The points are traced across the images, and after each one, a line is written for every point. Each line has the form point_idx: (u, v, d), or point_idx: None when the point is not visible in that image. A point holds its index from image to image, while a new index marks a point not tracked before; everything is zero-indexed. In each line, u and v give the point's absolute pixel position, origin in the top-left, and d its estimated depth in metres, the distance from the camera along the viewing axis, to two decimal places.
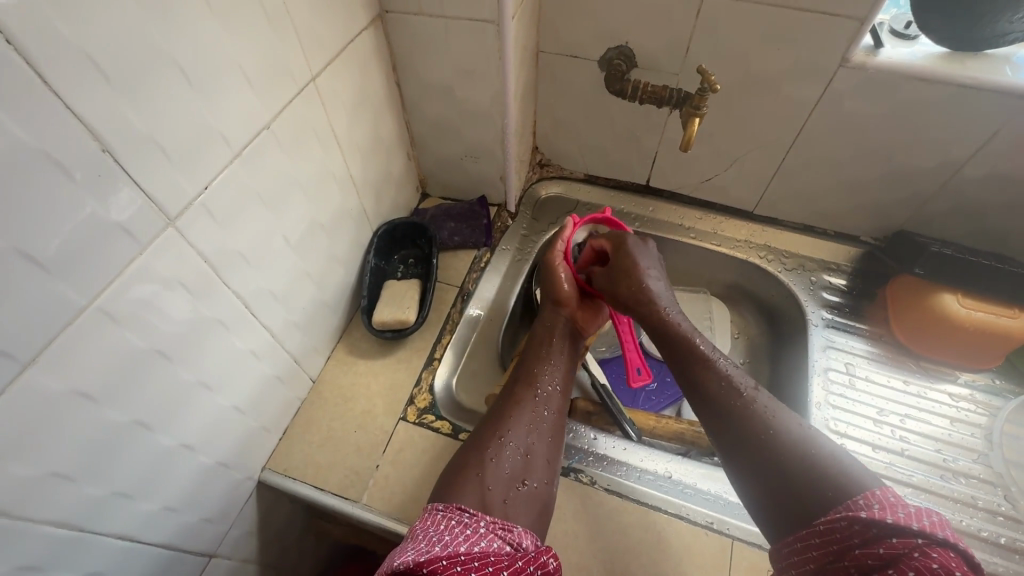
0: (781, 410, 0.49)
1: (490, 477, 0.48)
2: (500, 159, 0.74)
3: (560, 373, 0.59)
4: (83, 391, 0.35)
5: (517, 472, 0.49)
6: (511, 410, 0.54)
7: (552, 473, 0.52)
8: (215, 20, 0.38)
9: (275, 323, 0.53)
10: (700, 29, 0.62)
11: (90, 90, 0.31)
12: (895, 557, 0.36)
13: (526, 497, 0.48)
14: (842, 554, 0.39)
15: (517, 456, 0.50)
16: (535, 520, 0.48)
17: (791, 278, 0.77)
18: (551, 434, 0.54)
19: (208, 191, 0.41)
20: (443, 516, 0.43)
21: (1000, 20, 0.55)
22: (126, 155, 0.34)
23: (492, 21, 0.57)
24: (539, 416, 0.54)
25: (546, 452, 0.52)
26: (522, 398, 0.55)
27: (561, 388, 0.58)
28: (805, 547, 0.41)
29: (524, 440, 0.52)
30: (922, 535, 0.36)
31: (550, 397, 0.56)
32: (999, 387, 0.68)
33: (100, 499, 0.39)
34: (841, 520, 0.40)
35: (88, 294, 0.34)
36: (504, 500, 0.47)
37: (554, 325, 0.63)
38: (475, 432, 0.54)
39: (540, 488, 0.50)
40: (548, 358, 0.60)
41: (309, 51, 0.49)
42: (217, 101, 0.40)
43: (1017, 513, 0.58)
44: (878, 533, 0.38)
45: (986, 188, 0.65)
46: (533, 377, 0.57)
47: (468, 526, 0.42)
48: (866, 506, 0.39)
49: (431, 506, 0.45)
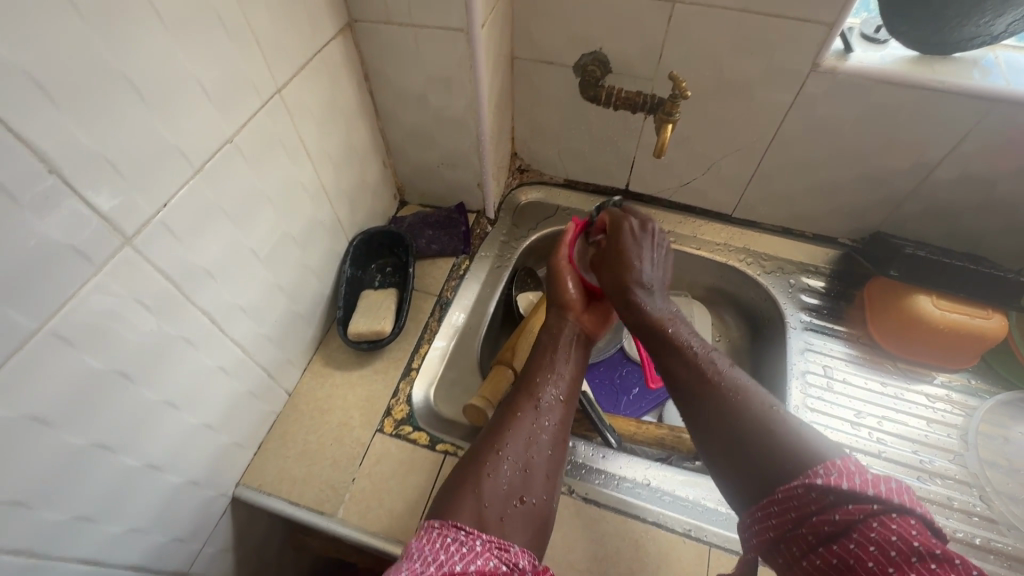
0: (751, 387, 0.48)
1: (488, 492, 0.47)
2: (477, 166, 0.74)
3: (563, 383, 0.57)
4: (39, 416, 0.34)
5: (515, 488, 0.48)
6: (510, 422, 0.52)
7: (552, 488, 0.51)
8: (169, 35, 0.37)
9: (245, 337, 0.53)
10: (672, 34, 0.62)
11: (31, 109, 0.30)
12: (851, 524, 0.36)
13: (524, 516, 0.47)
14: (800, 522, 0.39)
15: (516, 471, 0.49)
16: (531, 537, 0.47)
17: (770, 280, 0.77)
18: (552, 447, 0.52)
19: (168, 208, 0.40)
20: (437, 533, 0.42)
21: (968, 23, 0.56)
22: (75, 173, 0.33)
23: (461, 29, 0.57)
24: (539, 428, 0.53)
25: (546, 468, 0.51)
26: (523, 409, 0.53)
27: (564, 398, 0.56)
28: (766, 515, 0.41)
29: (523, 455, 0.50)
30: (877, 502, 0.36)
31: (553, 407, 0.55)
32: (974, 387, 0.69)
33: (60, 524, 0.38)
34: (798, 487, 0.39)
35: (39, 316, 0.33)
36: (501, 518, 0.46)
37: (559, 332, 0.62)
38: (475, 442, 0.52)
39: (538, 505, 0.49)
40: (551, 367, 0.58)
41: (273, 63, 0.49)
42: (174, 116, 0.39)
43: (992, 513, 0.59)
44: (834, 500, 0.37)
45: (958, 190, 0.65)
46: (534, 387, 0.56)
47: (463, 544, 0.41)
48: (823, 473, 0.39)
49: (427, 525, 0.43)
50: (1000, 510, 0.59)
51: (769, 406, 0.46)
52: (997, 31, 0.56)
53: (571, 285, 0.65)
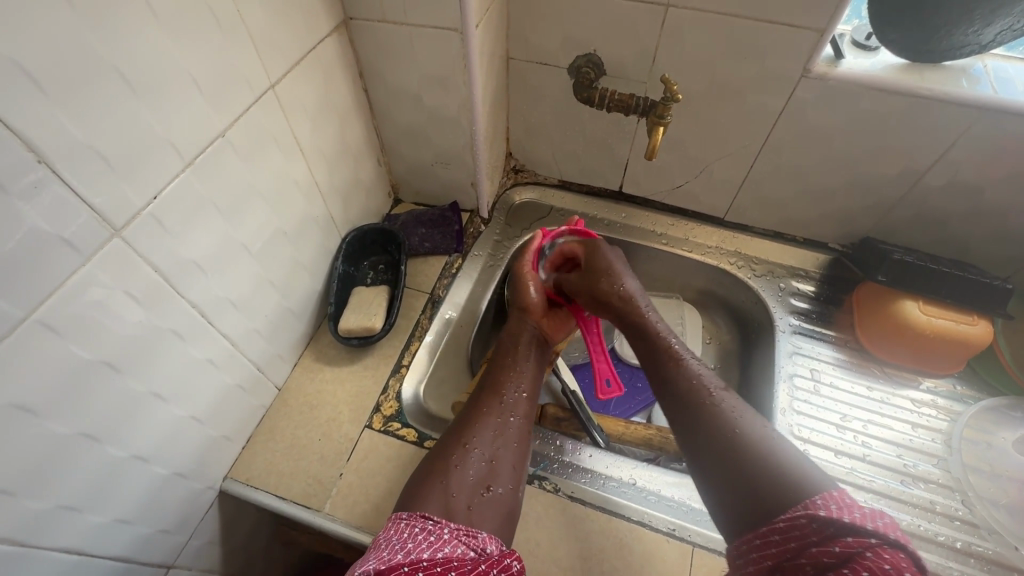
0: (744, 410, 0.50)
1: (454, 484, 0.48)
2: (471, 166, 0.74)
3: (527, 379, 0.58)
4: (24, 404, 0.35)
5: (481, 478, 0.49)
6: (476, 417, 0.53)
7: (518, 479, 0.51)
8: (160, 30, 0.38)
9: (235, 332, 0.53)
10: (665, 38, 0.63)
11: (20, 100, 0.30)
12: (849, 556, 0.36)
13: (492, 505, 0.47)
14: (799, 552, 0.39)
15: (482, 463, 0.50)
16: (500, 527, 0.47)
17: (760, 284, 0.78)
18: (517, 438, 0.53)
19: (158, 202, 0.40)
20: (405, 523, 0.43)
21: (955, 33, 0.56)
22: (65, 166, 0.34)
23: (456, 28, 0.57)
24: (505, 421, 0.53)
25: (512, 458, 0.51)
26: (488, 403, 0.54)
27: (529, 392, 0.57)
28: (765, 544, 0.41)
29: (489, 447, 0.51)
30: (876, 535, 0.36)
31: (517, 402, 0.56)
32: (960, 393, 0.70)
33: (45, 513, 0.38)
34: (800, 518, 0.40)
35: (26, 306, 0.33)
36: (468, 507, 0.46)
37: (521, 333, 0.63)
38: (442, 438, 0.53)
39: (505, 494, 0.49)
40: (516, 364, 0.59)
41: (267, 59, 0.49)
42: (165, 110, 0.39)
43: (974, 518, 0.59)
44: (834, 532, 0.38)
45: (947, 198, 0.66)
46: (499, 383, 0.57)
47: (432, 533, 0.42)
48: (823, 504, 0.39)
49: (395, 516, 0.44)
50: (982, 515, 0.59)
51: (763, 431, 0.48)
52: (985, 40, 0.57)
53: (533, 291, 0.66)
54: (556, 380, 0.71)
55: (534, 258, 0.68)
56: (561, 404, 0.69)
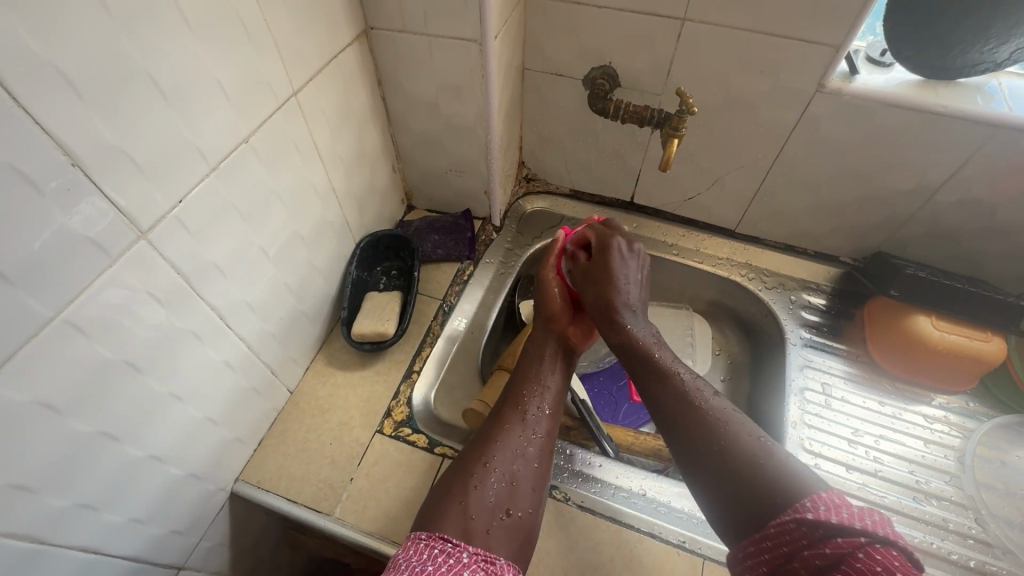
0: (735, 417, 0.49)
1: (474, 505, 0.48)
2: (485, 174, 0.75)
3: (550, 394, 0.58)
4: (49, 402, 0.35)
5: (501, 501, 0.49)
6: (497, 435, 0.53)
7: (537, 501, 0.51)
8: (191, 38, 0.39)
9: (251, 335, 0.53)
10: (681, 52, 0.63)
11: (58, 105, 0.31)
12: (841, 557, 0.38)
13: (509, 529, 0.47)
14: (792, 557, 0.40)
15: (503, 484, 0.50)
16: (516, 551, 0.47)
17: (771, 296, 0.78)
18: (538, 459, 0.53)
19: (183, 205, 0.41)
20: (425, 544, 0.44)
21: (972, 50, 0.57)
22: (98, 170, 0.34)
23: (475, 39, 0.58)
24: (526, 440, 0.53)
25: (532, 479, 0.51)
26: (510, 421, 0.54)
27: (551, 409, 0.57)
28: (759, 551, 0.42)
29: (509, 467, 0.51)
30: (865, 535, 0.38)
31: (539, 420, 0.56)
32: (973, 410, 0.69)
33: (64, 511, 0.38)
34: (790, 522, 0.40)
35: (55, 305, 0.34)
36: (487, 530, 0.46)
37: (547, 342, 0.63)
38: (462, 452, 0.53)
39: (524, 518, 0.49)
40: (538, 378, 0.59)
41: (290, 66, 0.50)
42: (194, 116, 0.40)
43: (987, 537, 0.59)
44: (825, 533, 0.39)
45: (960, 214, 0.66)
46: (520, 399, 0.57)
47: (450, 555, 0.43)
48: (812, 507, 0.40)
49: (414, 535, 0.45)
50: (995, 534, 0.59)
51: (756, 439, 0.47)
52: (1001, 58, 0.57)
53: (557, 295, 0.66)
54: (567, 390, 0.72)
55: (559, 258, 0.69)
56: (571, 413, 0.69)
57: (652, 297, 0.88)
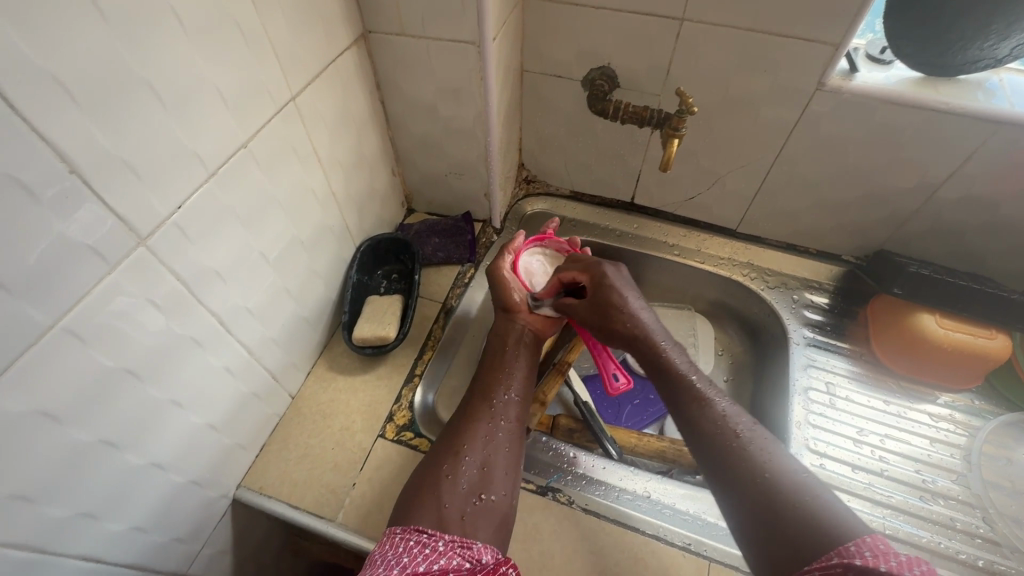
0: (776, 453, 0.49)
1: (446, 494, 0.48)
2: (485, 176, 0.75)
3: (517, 383, 0.58)
4: (48, 411, 0.35)
5: (474, 487, 0.49)
6: (466, 424, 0.53)
7: (512, 484, 0.50)
8: (187, 42, 0.38)
9: (252, 340, 0.53)
10: (680, 51, 0.63)
11: (56, 112, 0.31)
12: None
13: (484, 513, 0.47)
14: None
15: (474, 471, 0.50)
16: (495, 534, 0.47)
17: (773, 296, 0.78)
18: (509, 443, 0.53)
19: (181, 211, 0.41)
20: (400, 538, 0.43)
21: (971, 46, 0.56)
22: (96, 177, 0.34)
23: (473, 42, 0.58)
24: (493, 426, 0.53)
25: (504, 463, 0.51)
26: (478, 411, 0.54)
27: (519, 395, 0.57)
28: None
29: (480, 454, 0.51)
30: None
31: (507, 406, 0.56)
32: (978, 408, 0.69)
33: (65, 520, 0.38)
34: (835, 566, 0.37)
35: (54, 313, 0.34)
36: (460, 517, 0.46)
37: (509, 332, 0.63)
38: (436, 446, 0.53)
39: (498, 502, 0.48)
40: (506, 367, 0.60)
41: (288, 71, 0.50)
42: (192, 121, 0.40)
43: (996, 536, 0.58)
44: None
45: (963, 210, 0.65)
46: (487, 389, 0.57)
47: (427, 544, 0.42)
48: (860, 554, 0.37)
49: (390, 531, 0.45)
50: (1004, 533, 0.58)
51: (799, 478, 0.46)
52: (1001, 55, 0.57)
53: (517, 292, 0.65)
54: (569, 391, 0.72)
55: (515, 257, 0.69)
56: (574, 415, 0.69)
57: (654, 299, 0.88)
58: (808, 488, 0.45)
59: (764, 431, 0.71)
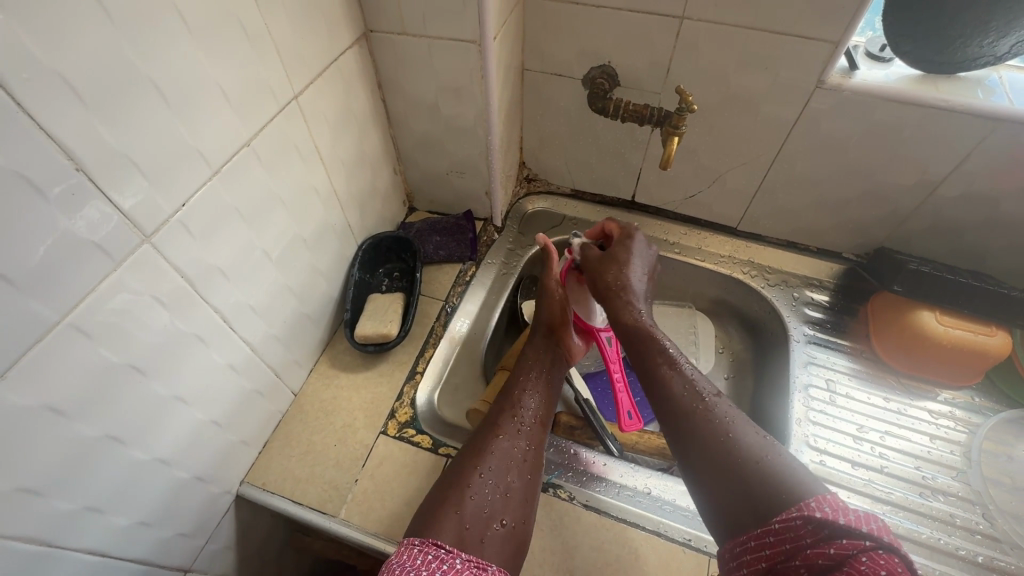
0: (739, 416, 0.50)
1: (468, 514, 0.48)
2: (486, 175, 0.75)
3: (541, 405, 0.59)
4: (55, 406, 0.35)
5: (495, 510, 0.49)
6: (491, 443, 0.53)
7: (530, 510, 0.51)
8: (190, 40, 0.39)
9: (255, 337, 0.54)
10: (680, 50, 0.63)
11: (63, 111, 0.32)
12: (844, 559, 0.36)
13: (503, 538, 0.48)
14: (794, 554, 0.39)
15: (496, 494, 0.50)
16: (511, 559, 0.47)
17: (774, 293, 0.78)
18: (531, 468, 0.53)
19: (186, 209, 0.41)
20: (419, 550, 0.43)
21: (972, 43, 0.57)
22: (101, 175, 0.35)
23: (474, 40, 0.58)
24: (518, 449, 0.54)
25: (526, 489, 0.52)
26: (504, 431, 0.55)
27: (542, 418, 0.58)
28: (758, 547, 0.41)
29: (503, 477, 0.51)
30: (871, 539, 0.36)
31: (532, 429, 0.56)
32: (978, 405, 0.69)
33: (71, 515, 0.39)
34: (795, 520, 0.40)
35: (61, 309, 0.34)
36: (481, 539, 0.47)
37: (539, 351, 0.64)
38: (457, 459, 0.53)
39: (517, 528, 0.49)
40: (530, 387, 0.60)
41: (291, 69, 0.50)
42: (196, 120, 0.41)
43: (995, 532, 0.58)
44: (829, 534, 0.37)
45: (962, 207, 0.66)
46: (514, 408, 0.57)
47: (444, 561, 0.42)
48: (818, 507, 0.39)
49: (407, 542, 0.45)
50: (1003, 529, 0.58)
51: (761, 438, 0.47)
52: (1001, 52, 0.57)
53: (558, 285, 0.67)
54: (570, 389, 0.73)
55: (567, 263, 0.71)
56: (575, 412, 0.70)
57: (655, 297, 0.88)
58: (770, 447, 0.46)
59: (765, 428, 0.71)
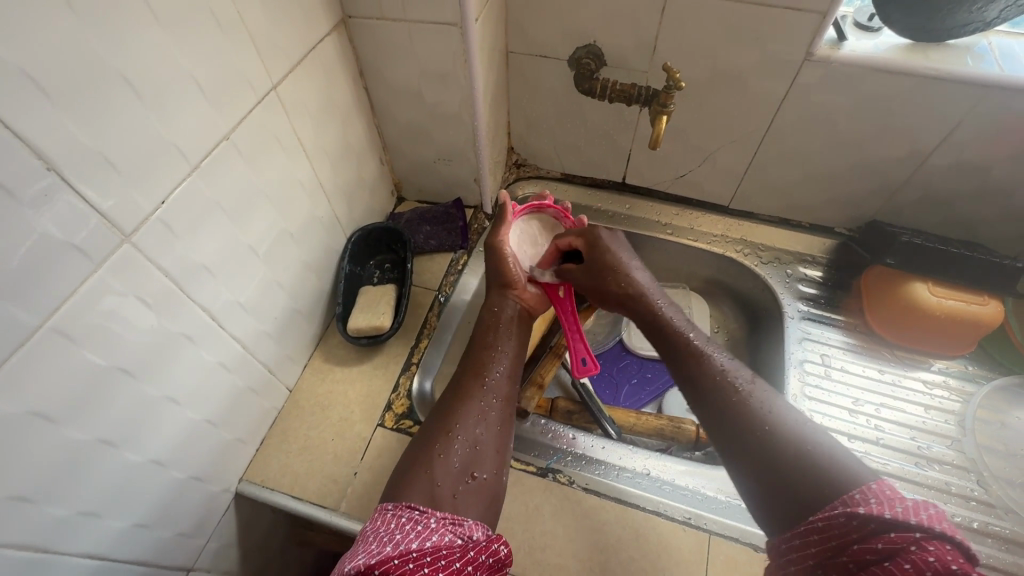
0: (777, 404, 0.48)
1: (439, 472, 0.48)
2: (474, 162, 0.74)
3: (507, 360, 0.59)
4: (44, 412, 0.35)
5: (466, 464, 0.49)
6: (458, 402, 0.53)
7: (502, 462, 0.51)
8: (159, 32, 0.37)
9: (244, 333, 0.53)
10: (665, 26, 0.62)
11: (30, 110, 0.31)
12: (894, 552, 0.35)
13: (476, 491, 0.48)
14: (841, 551, 0.37)
15: (467, 448, 0.50)
16: (486, 512, 0.47)
17: (767, 271, 0.77)
18: (500, 421, 0.53)
19: (166, 206, 0.41)
20: (392, 514, 0.43)
21: (961, 9, 0.56)
22: (74, 173, 0.34)
23: (455, 23, 0.57)
24: (486, 405, 0.54)
25: (494, 441, 0.52)
26: (470, 388, 0.55)
27: (510, 374, 0.58)
28: (806, 544, 0.39)
29: (472, 432, 0.51)
30: (921, 529, 0.35)
31: (498, 383, 0.56)
32: (972, 373, 0.69)
33: (65, 520, 0.38)
34: (839, 516, 0.38)
35: (40, 313, 0.33)
36: (453, 496, 0.46)
37: (501, 310, 0.63)
38: (424, 425, 0.53)
39: (490, 480, 0.49)
40: (496, 346, 0.60)
41: (268, 60, 0.49)
42: (171, 114, 0.40)
43: (990, 497, 0.59)
44: (876, 528, 0.36)
45: (953, 178, 0.66)
46: (479, 367, 0.57)
47: (417, 521, 0.42)
48: (864, 501, 0.38)
49: (382, 505, 0.44)
50: (998, 495, 0.60)
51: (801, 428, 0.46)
52: (990, 17, 0.56)
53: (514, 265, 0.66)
54: (566, 373, 0.73)
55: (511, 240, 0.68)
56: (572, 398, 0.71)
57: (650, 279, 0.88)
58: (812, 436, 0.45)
59: None
